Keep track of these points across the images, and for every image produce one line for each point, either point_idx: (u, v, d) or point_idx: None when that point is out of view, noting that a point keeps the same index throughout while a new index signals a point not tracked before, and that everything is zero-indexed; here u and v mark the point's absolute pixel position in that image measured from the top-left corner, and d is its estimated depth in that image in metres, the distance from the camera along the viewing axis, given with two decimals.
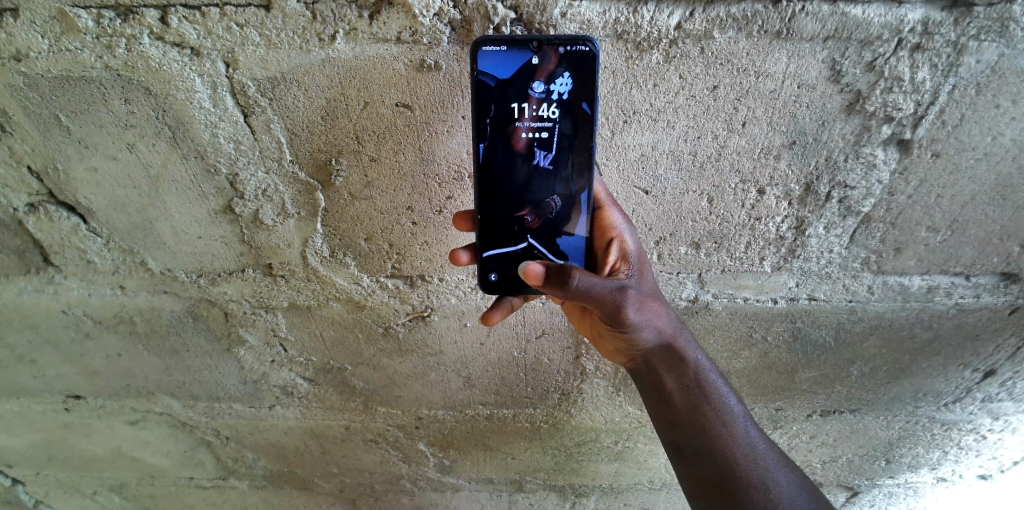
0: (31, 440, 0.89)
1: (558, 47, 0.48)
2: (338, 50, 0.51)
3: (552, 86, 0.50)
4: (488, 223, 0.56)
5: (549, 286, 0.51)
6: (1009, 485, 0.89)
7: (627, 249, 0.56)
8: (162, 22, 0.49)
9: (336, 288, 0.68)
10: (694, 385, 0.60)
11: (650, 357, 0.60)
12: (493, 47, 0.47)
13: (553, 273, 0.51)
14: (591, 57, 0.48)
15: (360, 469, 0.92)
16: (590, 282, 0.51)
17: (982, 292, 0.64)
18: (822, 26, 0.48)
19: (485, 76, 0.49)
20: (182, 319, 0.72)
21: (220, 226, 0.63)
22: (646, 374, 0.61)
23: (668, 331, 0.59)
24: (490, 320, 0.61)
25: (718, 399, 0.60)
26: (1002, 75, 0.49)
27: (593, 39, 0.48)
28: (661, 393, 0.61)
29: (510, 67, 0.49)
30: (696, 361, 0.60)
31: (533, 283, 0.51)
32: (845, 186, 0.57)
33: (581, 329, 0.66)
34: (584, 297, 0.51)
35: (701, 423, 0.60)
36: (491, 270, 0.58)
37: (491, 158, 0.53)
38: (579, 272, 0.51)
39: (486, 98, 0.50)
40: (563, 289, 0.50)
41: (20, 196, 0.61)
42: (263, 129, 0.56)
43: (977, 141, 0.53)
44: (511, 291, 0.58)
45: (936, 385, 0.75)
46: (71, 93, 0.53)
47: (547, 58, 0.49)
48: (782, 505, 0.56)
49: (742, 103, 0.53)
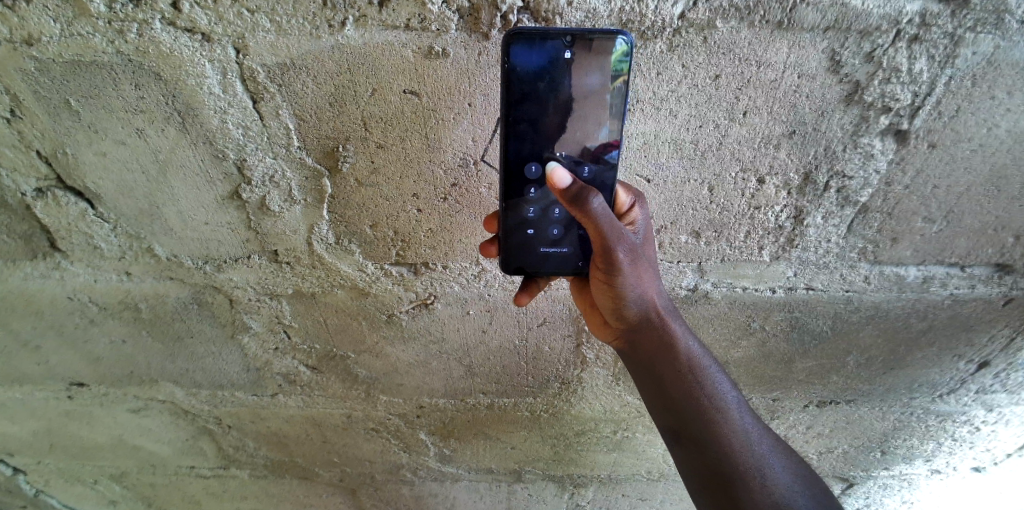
0: (32, 427, 0.90)
1: (592, 40, 0.49)
2: (347, 37, 0.51)
3: (585, 81, 0.51)
4: (513, 209, 0.57)
5: (567, 199, 0.51)
6: (1001, 477, 0.90)
7: (635, 222, 0.57)
8: (174, 7, 0.49)
9: (340, 275, 0.69)
10: (686, 369, 0.61)
11: (645, 336, 0.61)
12: (526, 41, 0.48)
13: (576, 186, 0.50)
14: (623, 50, 0.48)
15: (361, 457, 0.93)
16: (606, 214, 0.51)
17: (977, 283, 0.66)
18: (823, 17, 0.49)
19: (517, 67, 0.49)
20: (187, 304, 0.73)
21: (227, 212, 0.64)
22: (635, 350, 0.63)
23: (658, 307, 0.60)
24: (521, 302, 0.65)
25: (711, 384, 0.61)
26: (998, 67, 0.51)
27: (625, 31, 0.48)
28: (651, 372, 0.62)
29: (544, 61, 0.50)
30: (688, 345, 0.61)
31: (555, 187, 0.51)
32: (844, 175, 0.58)
33: (578, 301, 0.66)
34: (594, 225, 0.51)
35: (695, 408, 0.61)
36: (513, 251, 0.59)
37: (520, 148, 0.53)
38: (600, 197, 0.51)
39: (518, 90, 0.50)
40: (579, 206, 0.50)
41: (28, 181, 0.62)
42: (271, 115, 0.56)
43: (974, 132, 0.54)
44: (531, 271, 0.60)
45: (931, 376, 0.76)
46: (82, 77, 0.54)
47: (579, 50, 0.49)
48: (778, 492, 0.57)
49: (744, 93, 0.54)
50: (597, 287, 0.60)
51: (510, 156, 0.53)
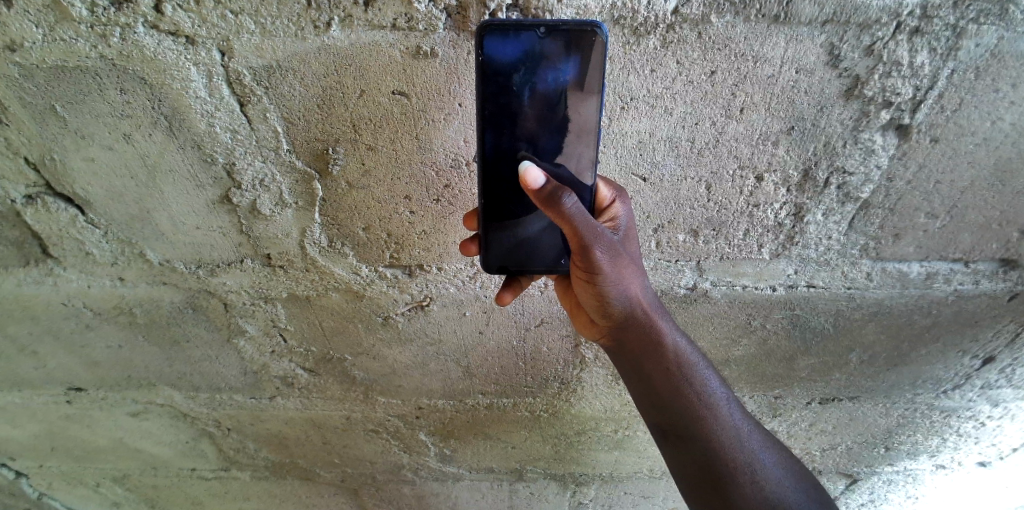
0: (33, 432, 0.90)
1: (563, 31, 0.48)
2: (333, 38, 0.50)
3: (560, 72, 0.50)
4: (492, 208, 0.57)
5: (539, 200, 0.49)
6: (1008, 471, 0.89)
7: (617, 218, 0.56)
8: (156, 10, 0.48)
9: (335, 278, 0.68)
10: (672, 366, 0.60)
11: (629, 334, 0.60)
12: (497, 33, 0.48)
13: (549, 187, 0.49)
14: (597, 41, 0.48)
15: (361, 459, 0.93)
16: (581, 212, 0.50)
17: (981, 278, 0.64)
18: (821, 10, 0.48)
19: (490, 60, 0.49)
20: (182, 309, 0.72)
21: (218, 216, 0.63)
22: (622, 349, 0.62)
23: (643, 304, 0.59)
24: (503, 301, 0.65)
25: (700, 380, 0.60)
26: (1002, 59, 0.49)
27: (600, 22, 0.48)
28: (639, 370, 0.61)
29: (517, 52, 0.49)
30: (674, 342, 0.60)
31: (528, 188, 0.49)
32: (844, 171, 0.57)
33: (564, 300, 0.66)
34: (571, 226, 0.50)
35: (684, 405, 0.60)
36: (495, 250, 0.59)
37: (498, 142, 0.53)
38: (574, 197, 0.50)
39: (492, 82, 0.50)
40: (553, 207, 0.49)
41: (17, 188, 0.61)
42: (259, 118, 0.55)
43: (977, 126, 0.53)
44: (513, 269, 0.59)
45: (936, 372, 0.75)
46: (67, 82, 0.53)
47: (554, 42, 0.49)
48: (767, 486, 0.57)
49: (741, 89, 0.53)
50: (581, 286, 0.58)
51: (489, 150, 0.53)
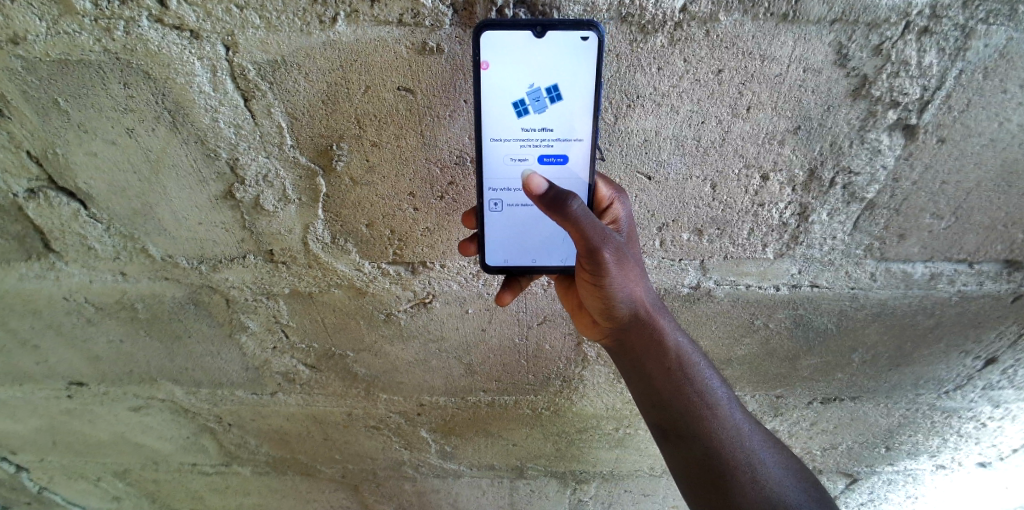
0: (34, 426, 0.90)
1: (561, 31, 0.48)
2: (339, 33, 0.50)
3: (558, 70, 0.51)
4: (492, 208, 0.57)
5: (545, 205, 0.50)
6: (1008, 472, 0.89)
7: (620, 219, 0.56)
8: (161, 4, 0.48)
9: (337, 275, 0.68)
10: (673, 367, 0.60)
11: (631, 335, 0.60)
12: (495, 32, 0.48)
13: (555, 191, 0.49)
14: (593, 41, 0.48)
15: (362, 455, 0.93)
16: (588, 216, 0.50)
17: (985, 279, 0.64)
18: (830, 8, 0.47)
19: (488, 58, 0.50)
20: (184, 305, 0.72)
21: (221, 211, 0.63)
22: (624, 350, 0.62)
23: (645, 305, 0.59)
24: (503, 301, 0.66)
25: (700, 381, 0.61)
26: (1010, 59, 0.49)
27: (598, 22, 0.48)
28: (640, 371, 0.61)
29: (515, 50, 0.50)
30: (676, 342, 0.60)
31: (532, 194, 0.51)
32: (850, 171, 0.57)
33: (566, 300, 0.66)
34: (576, 229, 0.50)
35: (684, 404, 0.60)
36: (495, 250, 0.60)
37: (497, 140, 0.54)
38: (580, 200, 0.50)
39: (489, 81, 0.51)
40: (559, 211, 0.49)
41: (20, 182, 0.61)
42: (263, 113, 0.55)
43: (985, 126, 0.53)
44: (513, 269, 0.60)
45: (938, 372, 0.75)
46: (70, 76, 0.53)
47: (551, 41, 0.50)
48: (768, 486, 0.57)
49: (748, 88, 0.52)
50: (584, 287, 0.58)
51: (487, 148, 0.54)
